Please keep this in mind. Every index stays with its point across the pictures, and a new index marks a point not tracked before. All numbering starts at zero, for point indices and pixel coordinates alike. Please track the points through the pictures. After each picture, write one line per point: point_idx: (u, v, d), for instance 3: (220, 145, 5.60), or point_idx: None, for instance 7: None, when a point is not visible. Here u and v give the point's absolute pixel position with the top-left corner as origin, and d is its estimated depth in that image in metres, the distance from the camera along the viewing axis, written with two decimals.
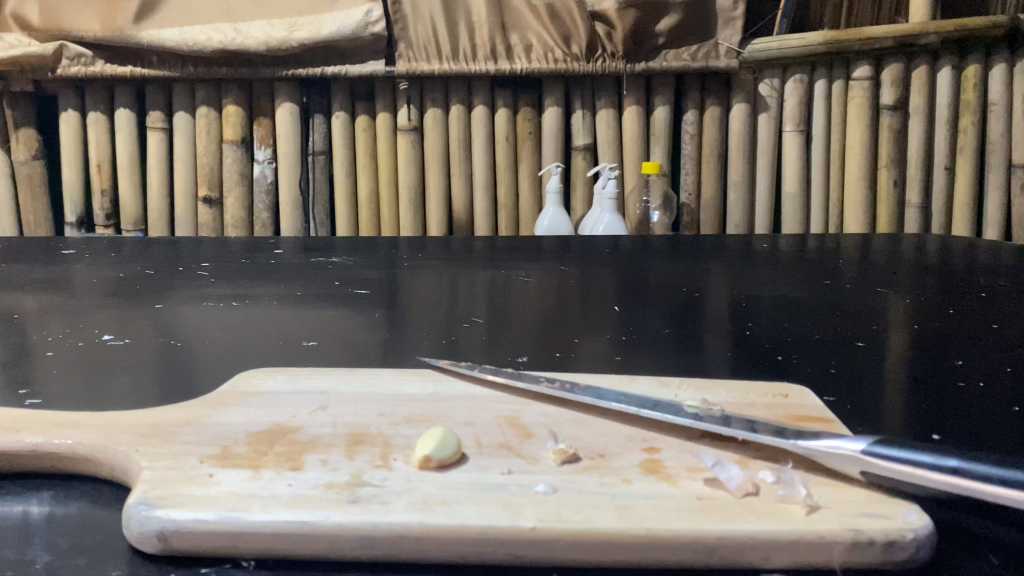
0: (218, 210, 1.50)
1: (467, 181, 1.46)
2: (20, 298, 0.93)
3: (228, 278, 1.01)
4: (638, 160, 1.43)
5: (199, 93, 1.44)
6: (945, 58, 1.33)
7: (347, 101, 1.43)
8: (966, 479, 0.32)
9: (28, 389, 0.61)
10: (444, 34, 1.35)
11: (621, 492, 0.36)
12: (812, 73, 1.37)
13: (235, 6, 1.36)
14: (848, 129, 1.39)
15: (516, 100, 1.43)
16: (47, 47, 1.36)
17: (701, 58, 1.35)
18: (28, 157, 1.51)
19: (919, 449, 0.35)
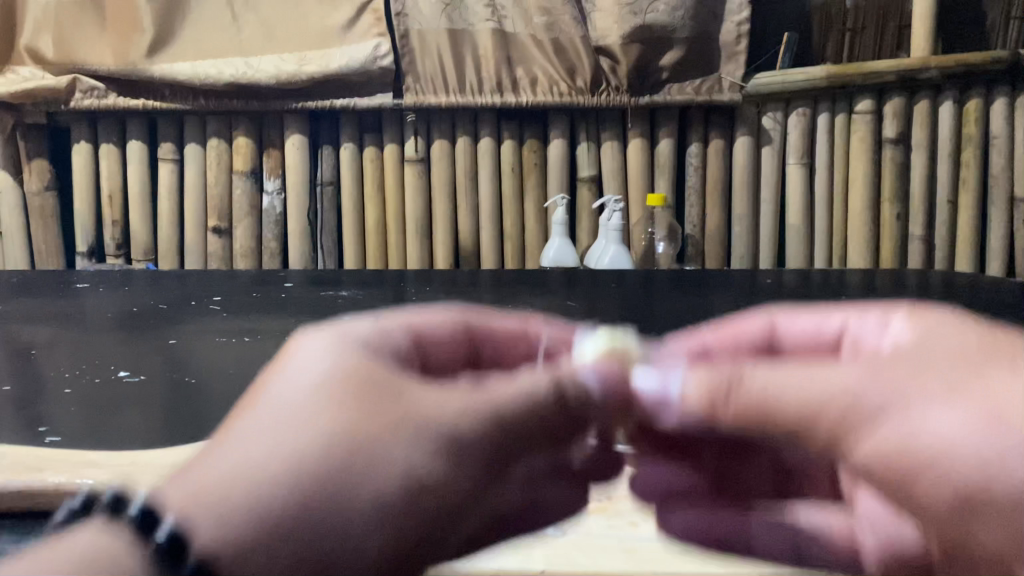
0: (228, 240, 1.52)
1: (473, 211, 1.48)
2: (34, 333, 0.95)
3: (239, 312, 1.03)
4: (644, 191, 1.44)
5: (211, 126, 1.46)
6: (947, 92, 1.35)
7: (356, 133, 1.46)
8: None
9: (46, 427, 0.62)
10: (452, 68, 1.37)
11: None
12: (815, 107, 1.40)
13: (246, 40, 1.38)
14: (851, 162, 1.41)
15: (522, 133, 1.45)
16: (60, 80, 1.38)
17: (705, 92, 1.37)
18: (40, 187, 1.52)
19: None
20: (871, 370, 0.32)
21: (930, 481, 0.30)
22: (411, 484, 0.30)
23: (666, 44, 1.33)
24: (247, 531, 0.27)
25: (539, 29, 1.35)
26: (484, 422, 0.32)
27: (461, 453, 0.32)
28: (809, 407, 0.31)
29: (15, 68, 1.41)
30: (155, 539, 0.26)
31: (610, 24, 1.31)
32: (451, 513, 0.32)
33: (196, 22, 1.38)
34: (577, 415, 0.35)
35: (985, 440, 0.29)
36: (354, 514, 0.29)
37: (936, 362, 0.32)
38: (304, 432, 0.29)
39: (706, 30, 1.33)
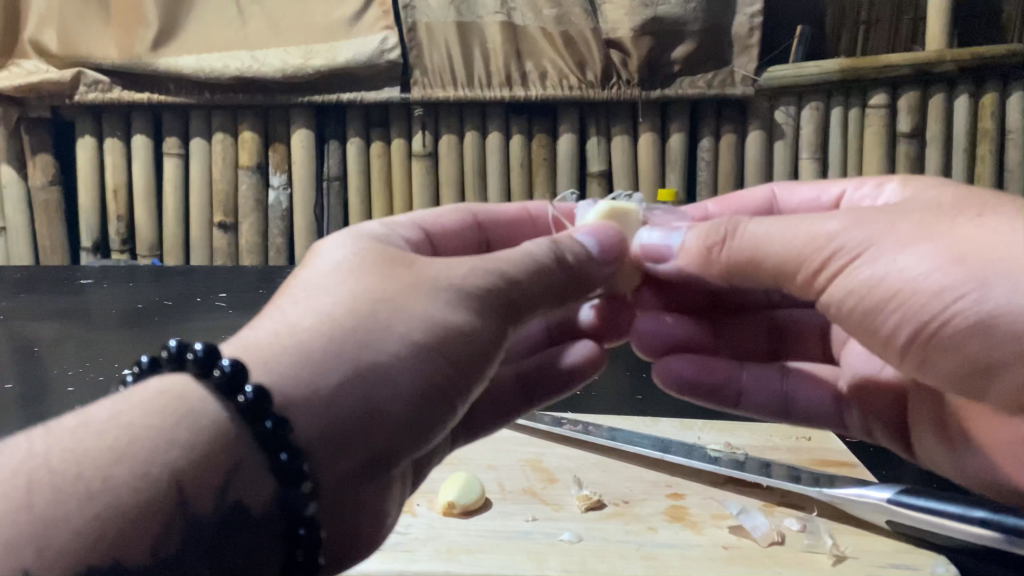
0: (233, 235, 1.51)
1: (481, 206, 1.46)
2: (38, 329, 0.93)
3: (246, 309, 1.02)
4: (654, 186, 1.43)
5: (215, 120, 1.45)
6: (962, 86, 1.33)
7: (362, 127, 1.44)
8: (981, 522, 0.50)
9: None
10: (460, 62, 1.36)
11: (646, 541, 0.54)
12: (828, 101, 1.38)
13: (252, 33, 1.36)
14: (865, 158, 1.39)
15: (531, 127, 1.44)
16: (64, 74, 1.37)
17: (717, 85, 1.35)
18: (44, 182, 1.51)
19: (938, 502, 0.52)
20: (850, 215, 0.47)
21: (905, 300, 0.45)
22: (431, 327, 0.42)
23: (677, 37, 1.31)
24: (297, 367, 0.39)
25: (548, 22, 1.32)
26: (485, 282, 0.45)
27: (472, 303, 0.44)
28: (796, 245, 0.49)
29: (19, 61, 1.40)
30: (220, 368, 0.38)
31: (621, 16, 1.30)
32: (471, 356, 0.44)
33: (201, 15, 1.37)
34: (554, 283, 0.49)
35: (940, 272, 0.42)
36: (381, 349, 0.41)
37: (911, 216, 0.45)
38: (338, 295, 0.42)
39: (718, 22, 1.31)
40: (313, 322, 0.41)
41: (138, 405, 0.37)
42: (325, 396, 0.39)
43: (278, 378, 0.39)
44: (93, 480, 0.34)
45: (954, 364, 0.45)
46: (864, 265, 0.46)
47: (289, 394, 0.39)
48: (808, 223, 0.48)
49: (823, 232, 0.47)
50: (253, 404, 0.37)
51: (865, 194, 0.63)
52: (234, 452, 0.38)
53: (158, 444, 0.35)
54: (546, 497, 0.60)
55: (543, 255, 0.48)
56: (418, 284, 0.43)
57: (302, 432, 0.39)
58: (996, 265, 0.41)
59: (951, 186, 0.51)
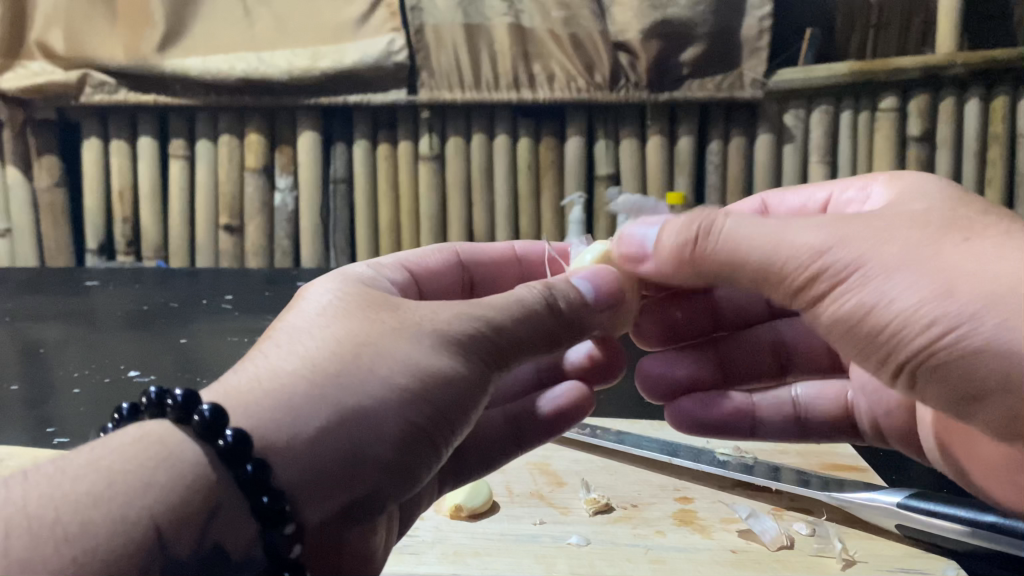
0: (239, 238, 1.50)
1: (488, 209, 1.45)
2: (44, 330, 0.93)
3: (253, 311, 1.01)
4: (662, 190, 1.42)
5: (222, 121, 1.45)
6: (973, 90, 1.32)
7: (369, 129, 1.44)
8: (990, 530, 0.50)
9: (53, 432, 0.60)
10: (467, 65, 1.35)
11: (654, 544, 0.53)
12: (837, 104, 1.37)
13: (259, 34, 1.36)
14: (875, 161, 1.38)
15: (538, 130, 1.43)
16: (71, 75, 1.37)
17: (726, 88, 1.34)
18: (50, 183, 1.51)
19: (949, 506, 0.52)
20: (840, 226, 0.44)
21: (894, 328, 0.42)
22: (415, 371, 0.40)
23: (687, 40, 1.31)
24: (279, 411, 0.38)
25: (556, 24, 1.32)
26: (469, 327, 0.43)
27: (456, 349, 0.42)
28: (781, 260, 0.45)
29: (25, 62, 1.40)
30: (200, 412, 0.36)
31: (630, 18, 1.30)
32: (456, 402, 0.42)
33: (209, 16, 1.37)
34: (547, 332, 0.46)
35: (932, 304, 0.39)
36: (364, 394, 0.39)
37: (901, 236, 0.42)
38: (320, 342, 0.41)
39: (727, 25, 1.31)
40: (295, 365, 0.39)
41: (117, 450, 0.35)
42: (307, 441, 0.38)
43: (258, 423, 0.37)
44: (70, 526, 0.32)
45: (938, 392, 0.42)
46: (853, 287, 0.42)
47: (269, 440, 0.37)
48: (794, 238, 0.45)
49: (810, 250, 0.44)
50: (232, 448, 0.35)
51: (853, 198, 0.56)
52: (213, 496, 0.36)
53: (138, 489, 0.34)
54: (555, 500, 0.59)
55: (535, 301, 0.46)
56: (402, 330, 0.42)
57: (283, 478, 0.37)
58: (991, 301, 0.38)
59: (939, 183, 0.48)
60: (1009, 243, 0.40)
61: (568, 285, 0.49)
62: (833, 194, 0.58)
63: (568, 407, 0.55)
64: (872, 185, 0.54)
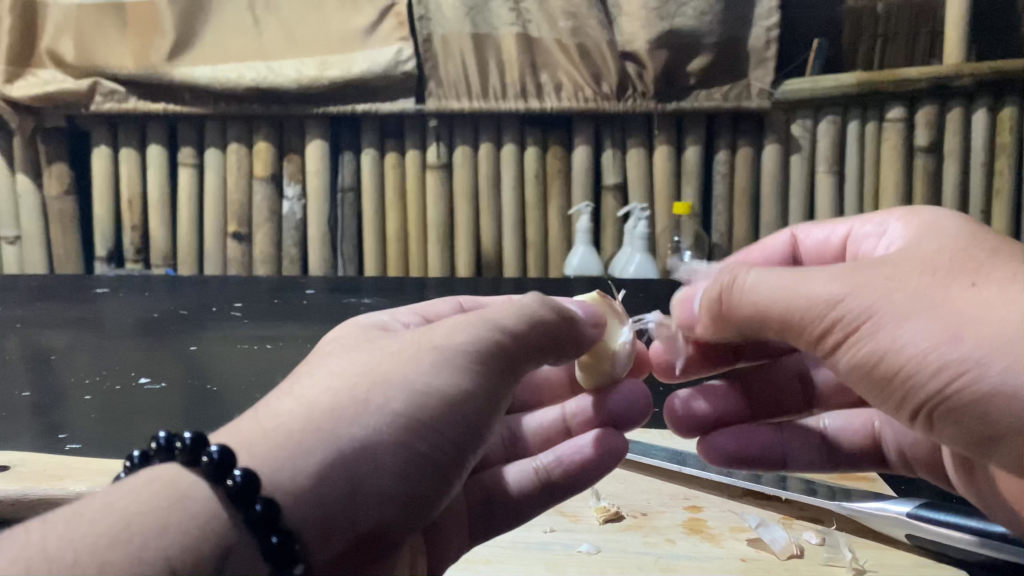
0: (247, 246, 1.50)
1: (495, 218, 1.46)
2: (53, 338, 0.93)
3: (261, 319, 1.02)
4: (670, 199, 1.43)
5: (231, 130, 1.46)
6: (980, 101, 1.32)
7: (377, 138, 1.45)
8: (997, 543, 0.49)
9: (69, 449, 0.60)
10: (475, 74, 1.36)
11: (664, 553, 0.53)
12: (845, 115, 1.38)
13: (268, 43, 1.37)
14: (882, 171, 1.38)
15: (546, 139, 1.44)
16: (81, 83, 1.38)
17: (733, 98, 1.35)
18: (60, 192, 1.52)
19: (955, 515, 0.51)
20: (849, 274, 0.41)
21: (906, 377, 0.39)
22: (415, 395, 0.37)
23: (696, 50, 1.32)
24: (280, 447, 0.34)
25: (564, 34, 1.33)
26: (477, 339, 0.40)
27: (467, 365, 0.39)
28: (794, 310, 0.42)
29: (36, 71, 1.41)
30: (207, 454, 0.32)
31: (637, 28, 1.30)
32: (466, 426, 0.39)
33: (218, 26, 1.37)
34: (549, 335, 0.44)
35: (943, 351, 0.37)
36: (360, 425, 0.35)
37: (909, 278, 0.39)
38: (320, 381, 0.37)
39: (734, 35, 1.32)
40: (294, 406, 0.36)
41: (128, 494, 0.31)
42: (312, 478, 0.33)
43: (263, 463, 0.33)
44: (87, 570, 0.27)
45: (956, 438, 0.39)
46: (865, 336, 0.39)
47: (276, 480, 0.33)
48: (805, 285, 0.42)
49: (824, 296, 0.41)
50: (242, 487, 0.31)
51: (870, 232, 0.52)
52: (224, 538, 0.31)
53: (156, 529, 0.29)
54: (568, 505, 0.59)
55: (543, 313, 0.44)
56: (406, 354, 0.39)
57: (292, 517, 0.32)
58: (1000, 345, 0.35)
59: (953, 221, 0.44)
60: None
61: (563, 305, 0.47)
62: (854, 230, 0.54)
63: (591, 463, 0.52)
64: (890, 221, 0.50)
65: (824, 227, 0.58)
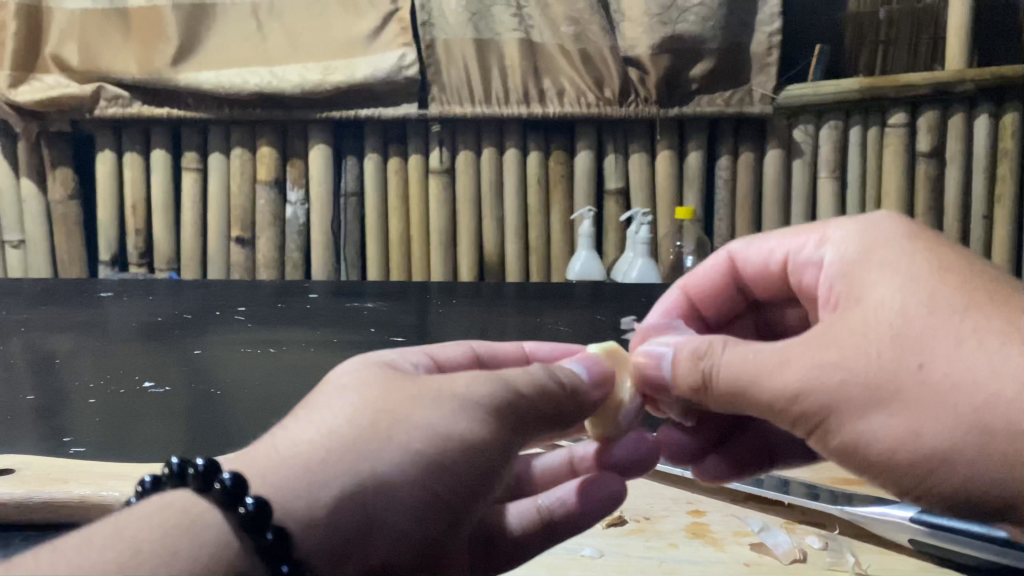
0: (250, 250, 1.51)
1: (498, 223, 1.46)
2: (58, 341, 0.94)
3: (266, 323, 1.02)
4: (672, 205, 1.43)
5: (234, 134, 1.46)
6: (981, 106, 1.32)
7: (380, 143, 1.46)
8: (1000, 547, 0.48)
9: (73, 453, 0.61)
10: (478, 80, 1.36)
11: (668, 557, 0.53)
12: (847, 120, 1.39)
13: (271, 48, 1.37)
14: (884, 176, 1.39)
15: (548, 144, 1.45)
16: (85, 88, 1.38)
17: (735, 103, 1.37)
18: (63, 196, 1.53)
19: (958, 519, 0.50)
20: (812, 354, 0.39)
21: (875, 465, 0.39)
22: (435, 439, 0.35)
23: (697, 55, 1.32)
24: (299, 478, 0.34)
25: (566, 40, 1.34)
26: (494, 391, 0.38)
27: (485, 415, 0.37)
28: (764, 404, 0.40)
29: (39, 76, 1.40)
30: (220, 480, 0.32)
31: (639, 34, 1.31)
32: (484, 471, 0.38)
33: (222, 30, 1.38)
34: (555, 406, 0.41)
35: (909, 446, 0.37)
36: (381, 460, 0.34)
37: (856, 363, 0.38)
38: (340, 410, 0.36)
39: (735, 40, 1.33)
40: (314, 435, 0.35)
41: (142, 521, 0.31)
42: (326, 511, 0.33)
43: (280, 492, 0.33)
44: None
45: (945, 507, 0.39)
46: (831, 431, 0.39)
47: (291, 509, 0.33)
48: (764, 373, 0.40)
49: (784, 391, 0.39)
50: (255, 514, 0.31)
51: (811, 256, 0.48)
52: (236, 564, 0.31)
53: (163, 554, 0.30)
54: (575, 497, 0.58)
55: (551, 379, 0.41)
56: (423, 392, 0.37)
57: (304, 545, 0.33)
58: (962, 434, 0.36)
59: (913, 258, 0.41)
60: (977, 344, 0.37)
61: (567, 368, 0.44)
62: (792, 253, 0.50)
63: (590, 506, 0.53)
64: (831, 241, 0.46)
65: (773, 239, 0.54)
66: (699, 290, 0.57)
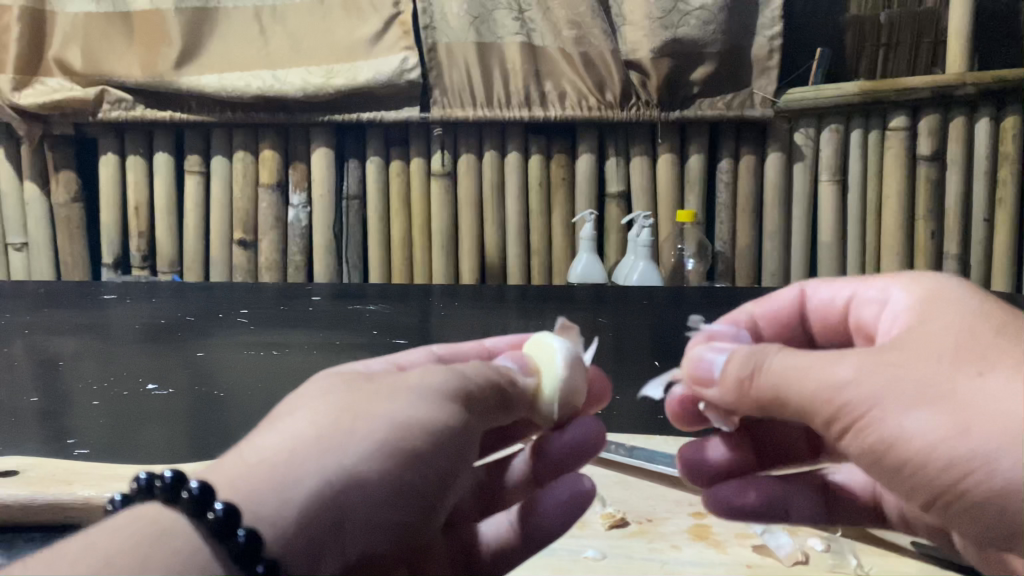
0: (253, 253, 1.51)
1: (500, 225, 1.46)
2: (61, 344, 0.94)
3: (268, 325, 1.02)
4: (673, 208, 1.44)
5: (237, 138, 1.47)
6: (982, 110, 1.33)
7: (382, 146, 1.46)
8: None
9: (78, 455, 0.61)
10: (479, 83, 1.37)
11: (670, 558, 0.53)
12: (847, 123, 1.39)
13: (273, 51, 1.37)
14: (885, 180, 1.39)
15: (550, 147, 1.45)
16: (88, 91, 1.39)
17: (736, 107, 1.37)
18: (66, 199, 1.53)
19: None
20: (870, 357, 0.37)
21: (913, 470, 0.36)
22: (398, 427, 0.35)
23: (698, 58, 1.33)
24: (266, 479, 0.32)
25: (568, 43, 1.34)
26: (442, 384, 0.38)
27: (438, 404, 0.37)
28: (805, 397, 0.38)
29: (43, 79, 1.41)
30: (188, 490, 0.30)
31: (641, 37, 1.32)
32: (442, 460, 0.37)
33: (226, 32, 1.38)
34: (495, 403, 0.41)
35: (955, 444, 0.34)
36: (349, 452, 0.33)
37: (916, 364, 0.36)
38: (302, 414, 0.35)
39: (736, 44, 1.34)
40: (278, 438, 0.33)
41: (112, 534, 0.29)
42: (297, 508, 0.32)
43: (250, 493, 0.31)
44: None
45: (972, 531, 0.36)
46: (868, 427, 0.37)
47: (260, 510, 0.31)
48: (815, 366, 0.38)
49: (833, 379, 0.37)
50: (225, 520, 0.30)
51: (871, 297, 0.48)
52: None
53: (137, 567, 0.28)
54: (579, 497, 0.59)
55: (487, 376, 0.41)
56: (380, 391, 0.37)
57: (279, 545, 0.31)
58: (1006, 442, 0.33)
59: (964, 294, 0.41)
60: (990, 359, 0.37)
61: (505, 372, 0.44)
62: (854, 294, 0.50)
63: (557, 513, 0.49)
64: (892, 284, 0.46)
65: (835, 285, 0.53)
66: (768, 329, 0.56)
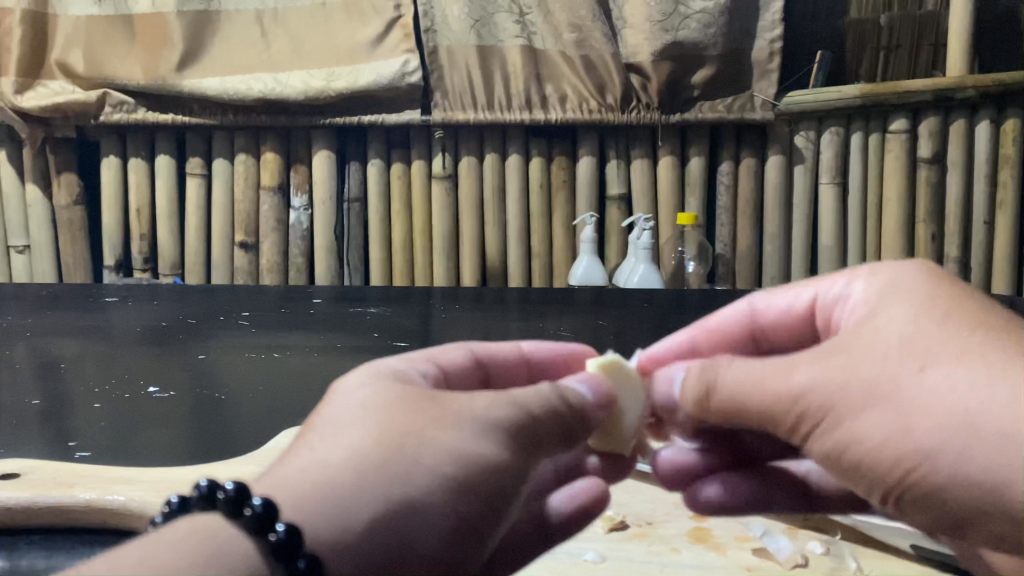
0: (254, 255, 1.51)
1: (500, 228, 1.46)
2: (62, 346, 0.94)
3: (268, 327, 1.03)
4: (674, 211, 1.44)
5: (239, 142, 1.47)
6: (982, 113, 1.33)
7: (383, 149, 1.46)
8: None
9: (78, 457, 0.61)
10: (480, 85, 1.37)
11: (669, 562, 0.53)
12: (848, 126, 1.39)
13: (275, 54, 1.38)
14: (885, 182, 1.39)
15: (550, 150, 1.45)
16: (90, 94, 1.39)
17: (736, 109, 1.37)
18: (68, 201, 1.53)
19: None
20: (824, 360, 0.37)
21: (878, 465, 0.35)
22: (463, 459, 0.33)
23: (698, 61, 1.34)
24: (324, 501, 0.31)
25: (569, 46, 1.35)
26: (511, 413, 0.36)
27: (502, 436, 0.35)
28: (766, 407, 0.38)
29: (44, 82, 1.41)
30: (251, 506, 0.29)
31: (641, 41, 1.33)
32: (504, 493, 0.35)
33: (227, 34, 1.39)
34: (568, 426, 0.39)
35: (914, 440, 0.34)
36: (414, 483, 0.32)
37: (870, 360, 0.36)
38: (362, 429, 0.33)
39: (736, 47, 1.34)
40: (341, 456, 0.32)
41: (171, 551, 0.28)
42: (358, 534, 0.30)
43: (309, 514, 0.30)
44: None
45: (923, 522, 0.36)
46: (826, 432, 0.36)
47: (320, 535, 0.30)
48: (772, 376, 0.38)
49: (789, 391, 0.37)
50: (286, 544, 0.28)
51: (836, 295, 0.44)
52: None
53: None
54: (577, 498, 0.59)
55: (561, 396, 0.39)
56: (444, 413, 0.35)
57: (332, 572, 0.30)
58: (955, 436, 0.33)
59: (917, 282, 0.40)
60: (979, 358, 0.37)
61: (572, 386, 0.40)
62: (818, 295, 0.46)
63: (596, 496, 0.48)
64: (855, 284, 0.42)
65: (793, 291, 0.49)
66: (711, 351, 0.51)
